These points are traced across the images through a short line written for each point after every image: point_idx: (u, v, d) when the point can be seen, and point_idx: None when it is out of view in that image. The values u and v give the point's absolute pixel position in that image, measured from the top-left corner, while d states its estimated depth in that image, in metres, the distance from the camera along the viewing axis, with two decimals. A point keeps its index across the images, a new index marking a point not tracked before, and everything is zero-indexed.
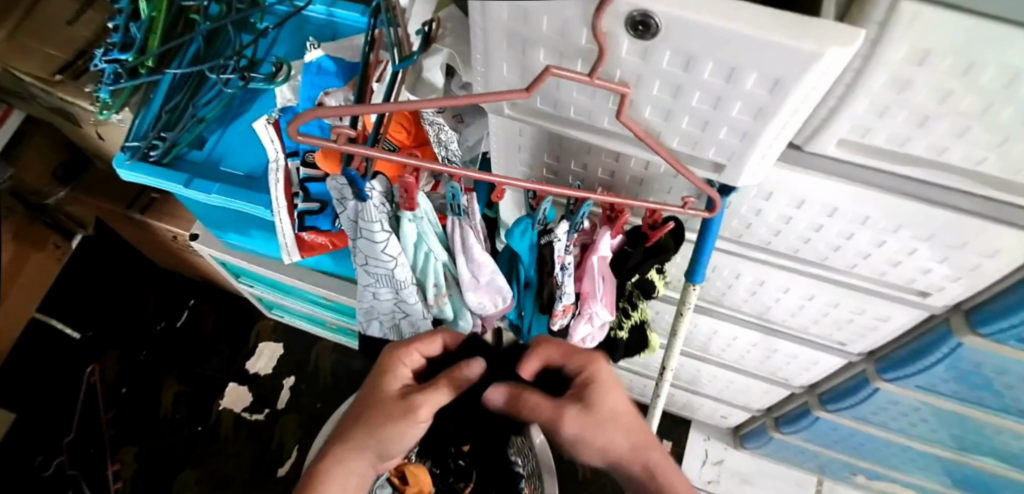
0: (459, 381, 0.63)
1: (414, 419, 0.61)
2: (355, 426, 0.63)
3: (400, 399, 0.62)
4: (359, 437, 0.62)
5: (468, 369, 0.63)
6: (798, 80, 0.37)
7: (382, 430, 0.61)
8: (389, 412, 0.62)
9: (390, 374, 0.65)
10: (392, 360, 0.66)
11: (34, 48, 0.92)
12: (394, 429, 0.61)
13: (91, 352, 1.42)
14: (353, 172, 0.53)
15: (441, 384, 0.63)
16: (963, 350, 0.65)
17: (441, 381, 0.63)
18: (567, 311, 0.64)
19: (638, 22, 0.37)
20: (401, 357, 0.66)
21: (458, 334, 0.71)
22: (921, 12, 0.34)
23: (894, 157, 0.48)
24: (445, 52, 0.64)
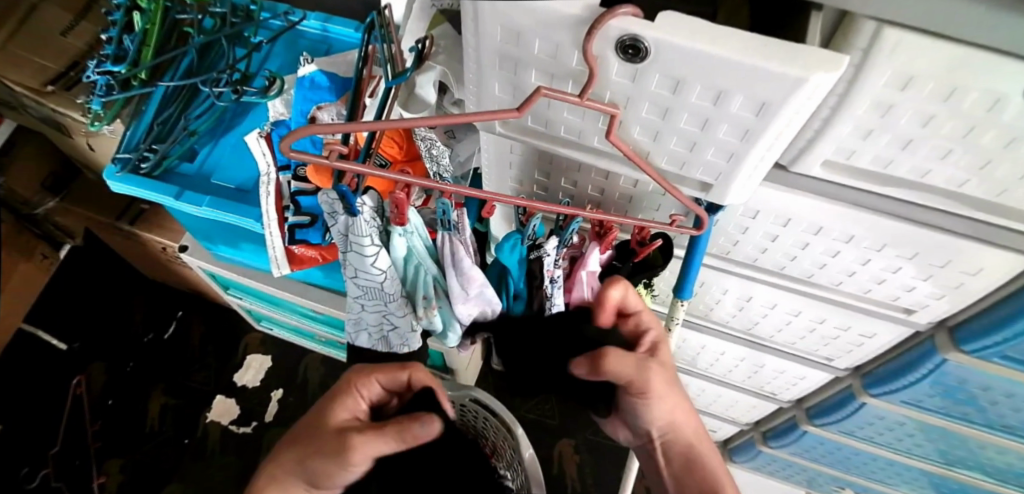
0: (410, 433, 0.59)
1: (346, 460, 0.57)
2: (296, 449, 0.60)
3: (339, 437, 0.58)
4: (292, 463, 0.59)
5: (420, 426, 0.59)
6: (783, 104, 0.38)
7: (314, 462, 0.58)
8: (327, 446, 0.58)
9: (339, 403, 0.62)
10: (346, 387, 0.62)
11: (26, 59, 0.92)
12: (325, 464, 0.58)
13: (75, 364, 1.35)
14: (343, 186, 0.52)
15: (387, 429, 0.58)
16: (948, 367, 0.65)
17: (388, 426, 0.59)
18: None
19: (628, 46, 0.38)
20: (357, 386, 0.62)
21: (428, 383, 0.65)
22: (902, 40, 0.35)
23: (877, 178, 0.49)
24: (437, 69, 0.64)
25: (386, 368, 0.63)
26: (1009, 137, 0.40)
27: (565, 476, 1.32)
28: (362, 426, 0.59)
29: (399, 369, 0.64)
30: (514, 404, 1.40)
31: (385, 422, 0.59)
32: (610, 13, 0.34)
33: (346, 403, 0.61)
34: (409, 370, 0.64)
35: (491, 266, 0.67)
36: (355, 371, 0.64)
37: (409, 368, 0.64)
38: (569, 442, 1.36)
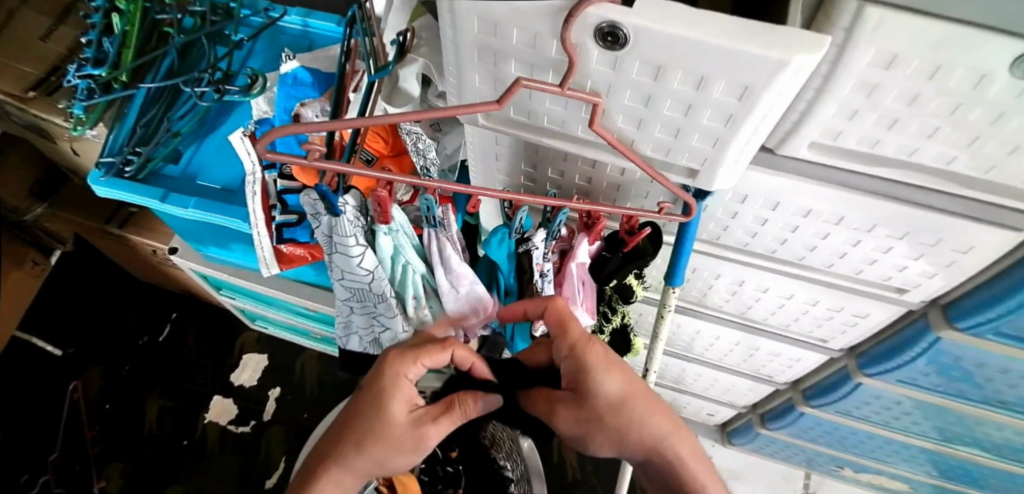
0: (471, 411, 0.59)
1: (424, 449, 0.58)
2: (361, 448, 0.57)
3: (411, 430, 0.57)
4: (365, 462, 0.57)
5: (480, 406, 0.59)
6: (766, 87, 0.38)
7: (388, 456, 0.57)
8: (400, 442, 0.57)
9: (391, 399, 0.57)
10: (395, 380, 0.57)
11: (5, 64, 0.90)
12: (402, 456, 0.58)
13: (72, 369, 1.40)
14: (324, 187, 0.52)
15: (454, 413, 0.59)
16: (943, 344, 0.66)
17: (452, 408, 0.59)
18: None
19: (607, 33, 0.37)
20: (404, 375, 0.58)
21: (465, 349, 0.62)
22: (884, 18, 0.34)
23: (865, 159, 0.48)
24: (420, 61, 0.64)
25: (431, 349, 0.58)
26: (997, 113, 0.40)
27: (565, 464, 1.33)
28: (428, 413, 0.58)
29: (445, 349, 0.59)
30: None
31: (449, 403, 0.59)
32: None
33: (400, 392, 0.58)
34: (449, 348, 0.59)
35: (480, 261, 0.68)
36: (394, 356, 0.58)
37: (453, 345, 0.59)
38: None
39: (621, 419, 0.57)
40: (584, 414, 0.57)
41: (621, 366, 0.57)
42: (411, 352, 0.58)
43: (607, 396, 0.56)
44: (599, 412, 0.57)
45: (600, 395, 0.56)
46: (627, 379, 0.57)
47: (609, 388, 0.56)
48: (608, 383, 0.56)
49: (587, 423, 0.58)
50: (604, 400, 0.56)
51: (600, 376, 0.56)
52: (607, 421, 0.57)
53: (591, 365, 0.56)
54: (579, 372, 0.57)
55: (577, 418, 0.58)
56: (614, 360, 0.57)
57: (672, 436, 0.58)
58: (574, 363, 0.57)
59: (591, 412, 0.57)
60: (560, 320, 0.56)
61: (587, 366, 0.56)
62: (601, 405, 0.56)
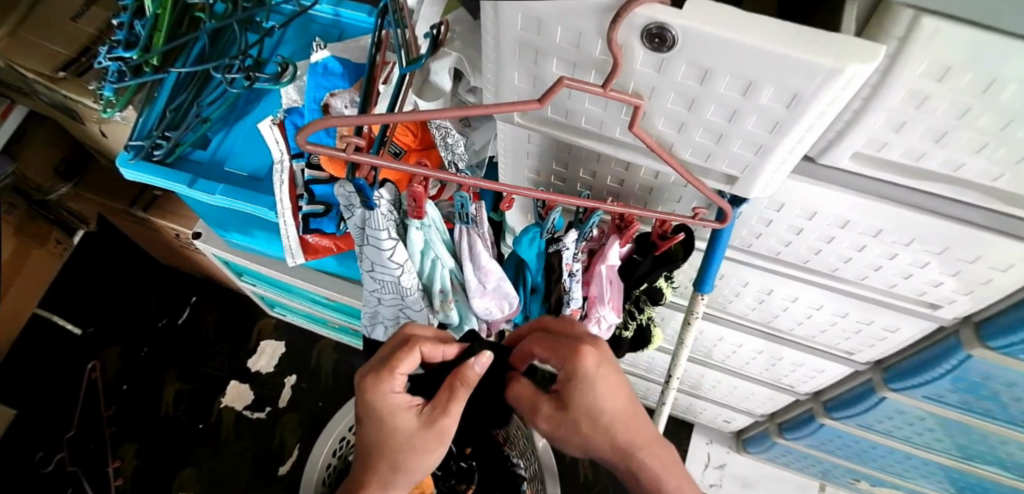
0: (471, 380, 0.57)
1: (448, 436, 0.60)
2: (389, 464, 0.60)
3: (426, 431, 0.58)
4: (402, 473, 0.60)
5: (476, 366, 0.56)
6: (815, 96, 0.37)
7: (419, 461, 0.59)
8: (421, 446, 0.58)
9: (396, 413, 0.59)
10: (384, 397, 0.59)
11: (38, 44, 0.91)
12: (437, 452, 0.60)
13: (92, 349, 1.43)
14: (359, 180, 0.53)
15: (458, 394, 0.58)
16: (973, 362, 0.64)
17: (457, 391, 0.58)
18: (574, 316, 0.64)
19: (654, 35, 0.36)
20: (389, 390, 0.59)
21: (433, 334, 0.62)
22: (939, 29, 0.34)
23: (908, 171, 0.47)
24: (452, 55, 0.63)
25: (400, 356, 0.59)
26: None
27: (577, 463, 1.33)
28: (434, 409, 0.59)
29: (412, 349, 0.59)
30: None
31: (448, 388, 0.58)
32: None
33: (398, 402, 0.59)
34: (416, 346, 0.60)
35: (507, 259, 0.67)
36: (373, 380, 0.59)
37: (418, 343, 0.60)
38: None
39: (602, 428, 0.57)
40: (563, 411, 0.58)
41: (609, 379, 0.55)
42: (384, 367, 0.59)
43: (591, 402, 0.55)
44: (577, 413, 0.57)
45: (583, 398, 0.56)
46: (610, 384, 0.55)
47: (587, 391, 0.55)
48: (594, 395, 0.55)
49: (568, 424, 0.58)
50: (584, 403, 0.56)
51: (587, 384, 0.55)
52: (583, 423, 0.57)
53: (587, 381, 0.54)
54: (570, 381, 0.56)
55: (559, 422, 0.59)
56: (608, 367, 0.55)
57: (644, 447, 0.58)
58: (566, 373, 0.55)
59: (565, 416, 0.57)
60: (557, 346, 0.57)
61: (579, 378, 0.55)
62: (580, 412, 0.56)
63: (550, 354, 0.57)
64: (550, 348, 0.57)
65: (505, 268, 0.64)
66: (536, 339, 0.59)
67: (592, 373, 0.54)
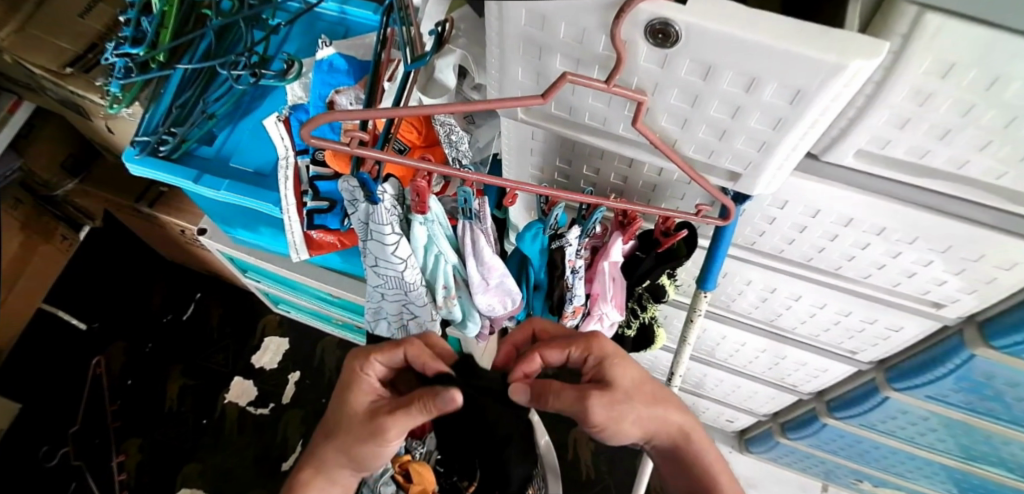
0: (433, 407, 0.55)
1: (383, 440, 0.59)
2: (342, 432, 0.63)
3: (366, 420, 0.60)
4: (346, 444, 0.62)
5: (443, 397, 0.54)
6: (818, 92, 0.37)
7: (354, 446, 0.61)
8: (358, 429, 0.60)
9: (354, 391, 0.63)
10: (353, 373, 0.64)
11: (45, 40, 0.92)
12: (369, 449, 0.60)
13: (97, 344, 1.44)
14: (365, 175, 0.53)
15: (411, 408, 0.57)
16: (976, 362, 0.64)
17: (409, 404, 0.57)
18: (577, 313, 0.65)
19: (658, 30, 0.37)
20: (361, 369, 0.64)
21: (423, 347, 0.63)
22: (943, 25, 0.34)
23: (912, 169, 0.47)
24: (457, 53, 0.63)
25: (383, 346, 0.64)
26: None
27: (579, 462, 1.33)
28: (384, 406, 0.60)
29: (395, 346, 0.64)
30: None
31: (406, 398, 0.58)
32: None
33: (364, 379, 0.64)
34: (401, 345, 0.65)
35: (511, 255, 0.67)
36: (354, 356, 0.65)
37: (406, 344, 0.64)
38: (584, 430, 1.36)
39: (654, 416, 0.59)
40: (615, 400, 0.55)
41: (628, 356, 0.59)
42: (364, 349, 0.65)
43: (630, 376, 0.58)
44: (630, 399, 0.57)
45: (619, 381, 0.57)
46: (636, 368, 0.59)
47: (626, 373, 0.57)
48: (627, 369, 0.58)
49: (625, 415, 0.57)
50: (627, 385, 0.57)
51: (616, 364, 0.57)
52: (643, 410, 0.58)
53: (617, 354, 0.58)
54: (598, 366, 0.58)
55: (614, 410, 0.55)
56: (619, 349, 0.59)
57: (676, 413, 0.61)
58: (596, 356, 0.58)
59: (625, 406, 0.56)
60: (570, 340, 0.59)
61: (610, 351, 0.58)
62: (628, 389, 0.57)
63: (566, 349, 0.59)
64: (562, 345, 0.58)
65: (510, 265, 0.65)
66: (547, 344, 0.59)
67: (609, 357, 0.58)
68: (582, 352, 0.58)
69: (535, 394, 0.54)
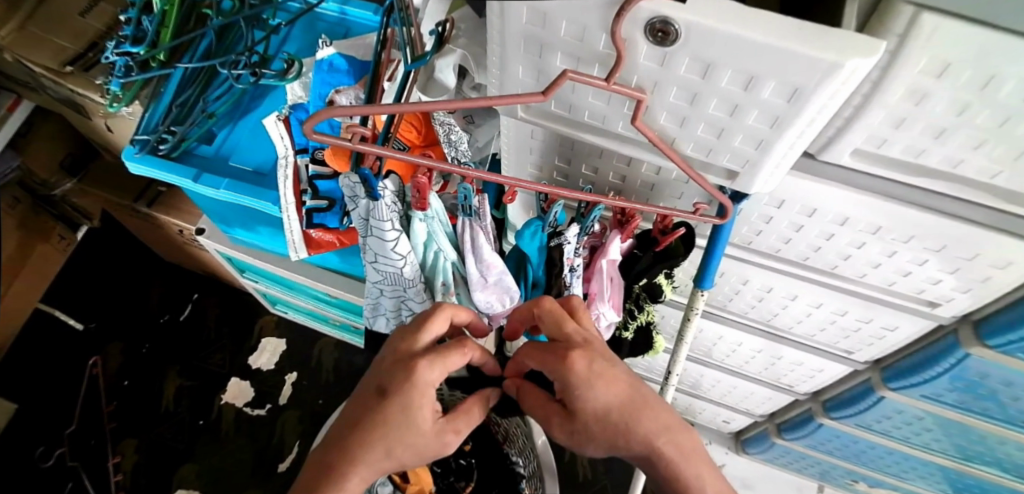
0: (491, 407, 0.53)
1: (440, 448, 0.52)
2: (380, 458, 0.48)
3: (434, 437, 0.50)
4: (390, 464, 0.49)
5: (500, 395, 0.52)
6: (816, 90, 0.37)
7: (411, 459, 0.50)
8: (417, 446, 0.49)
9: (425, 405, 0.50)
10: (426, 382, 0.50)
11: (45, 39, 0.92)
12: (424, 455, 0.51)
13: (93, 344, 1.43)
14: (365, 170, 0.55)
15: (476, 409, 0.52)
16: (971, 361, 0.65)
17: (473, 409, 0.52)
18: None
19: (658, 29, 0.37)
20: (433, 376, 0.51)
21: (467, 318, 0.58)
22: (939, 25, 0.34)
23: (907, 168, 0.48)
24: (457, 53, 0.63)
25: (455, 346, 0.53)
26: None
27: (576, 463, 1.33)
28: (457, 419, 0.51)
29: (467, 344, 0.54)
30: None
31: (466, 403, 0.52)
32: None
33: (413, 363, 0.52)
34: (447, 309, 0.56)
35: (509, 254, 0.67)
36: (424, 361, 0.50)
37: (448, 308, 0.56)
38: None
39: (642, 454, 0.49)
40: (579, 430, 0.51)
41: (607, 373, 0.49)
42: (439, 357, 0.51)
43: (596, 404, 0.49)
44: (597, 432, 0.49)
45: (589, 409, 0.49)
46: (619, 391, 0.49)
47: (597, 400, 0.49)
48: (594, 394, 0.49)
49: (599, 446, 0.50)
50: (593, 416, 0.49)
51: (584, 390, 0.49)
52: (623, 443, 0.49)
53: (586, 378, 0.49)
54: (566, 391, 0.50)
55: (574, 434, 0.51)
56: (601, 366, 0.50)
57: (672, 436, 0.48)
58: (560, 381, 0.50)
59: (592, 438, 0.50)
60: (546, 355, 0.53)
61: (571, 380, 0.49)
62: (590, 418, 0.49)
63: (540, 364, 0.53)
64: (539, 359, 0.53)
65: (508, 262, 0.65)
66: (527, 351, 0.55)
67: (582, 379, 0.49)
68: (553, 372, 0.51)
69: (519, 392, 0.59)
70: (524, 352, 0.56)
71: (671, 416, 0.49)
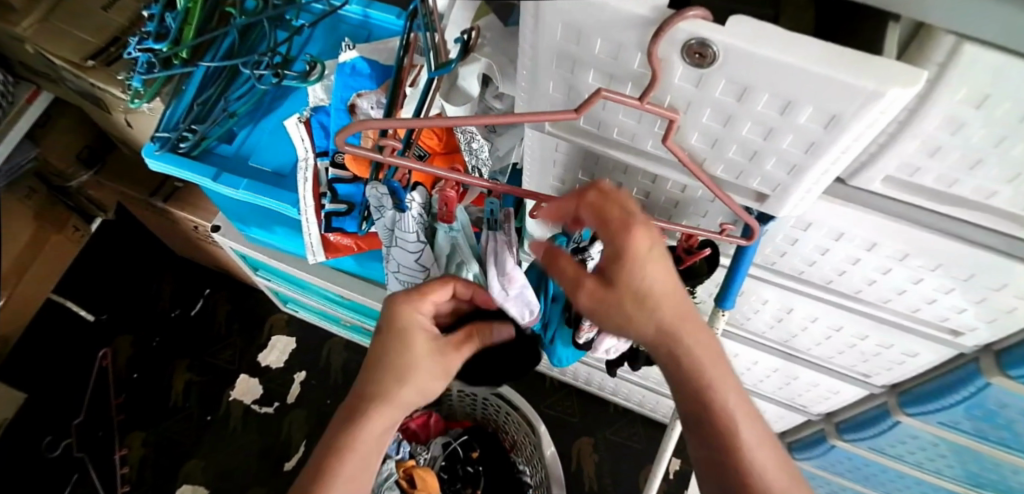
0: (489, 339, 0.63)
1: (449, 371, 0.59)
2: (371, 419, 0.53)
3: (435, 358, 0.57)
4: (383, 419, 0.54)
5: (499, 332, 0.63)
6: (856, 118, 0.37)
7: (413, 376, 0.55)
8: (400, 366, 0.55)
9: (412, 332, 0.56)
10: (409, 315, 0.56)
11: (68, 33, 0.92)
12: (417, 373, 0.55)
13: (103, 336, 1.44)
14: (393, 184, 0.58)
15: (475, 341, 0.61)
16: (991, 390, 0.64)
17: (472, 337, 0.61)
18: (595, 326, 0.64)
19: (695, 50, 0.36)
20: (415, 310, 0.56)
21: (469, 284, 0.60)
22: (982, 56, 0.34)
23: (938, 196, 0.47)
24: (483, 61, 0.61)
25: (435, 285, 0.57)
26: None
27: (582, 473, 1.32)
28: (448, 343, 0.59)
29: (447, 282, 0.58)
30: (536, 398, 1.41)
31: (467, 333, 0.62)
32: (678, 16, 0.33)
33: (417, 333, 0.56)
34: (452, 282, 0.58)
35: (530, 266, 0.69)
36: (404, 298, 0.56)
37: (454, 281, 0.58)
38: (588, 440, 1.36)
39: (666, 352, 0.48)
40: (610, 305, 0.46)
41: (660, 254, 0.45)
42: (416, 290, 0.56)
43: (641, 282, 0.45)
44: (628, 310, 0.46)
45: (631, 285, 0.45)
46: (666, 279, 0.45)
47: (644, 282, 0.44)
48: (643, 272, 0.44)
49: (624, 329, 0.47)
50: (633, 294, 0.45)
51: (639, 266, 0.44)
52: (652, 330, 0.46)
53: (643, 256, 0.44)
54: (614, 260, 0.45)
55: (603, 306, 0.46)
56: (659, 249, 0.44)
57: (691, 331, 0.47)
58: (612, 252, 0.44)
59: (624, 319, 0.46)
60: (601, 201, 0.45)
61: (628, 250, 0.43)
62: (628, 292, 0.45)
63: (592, 215, 0.45)
64: (597, 217, 0.45)
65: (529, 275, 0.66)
66: (582, 203, 0.45)
67: (638, 254, 0.44)
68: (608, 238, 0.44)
69: (547, 257, 0.48)
70: (577, 205, 0.46)
71: (700, 317, 0.47)
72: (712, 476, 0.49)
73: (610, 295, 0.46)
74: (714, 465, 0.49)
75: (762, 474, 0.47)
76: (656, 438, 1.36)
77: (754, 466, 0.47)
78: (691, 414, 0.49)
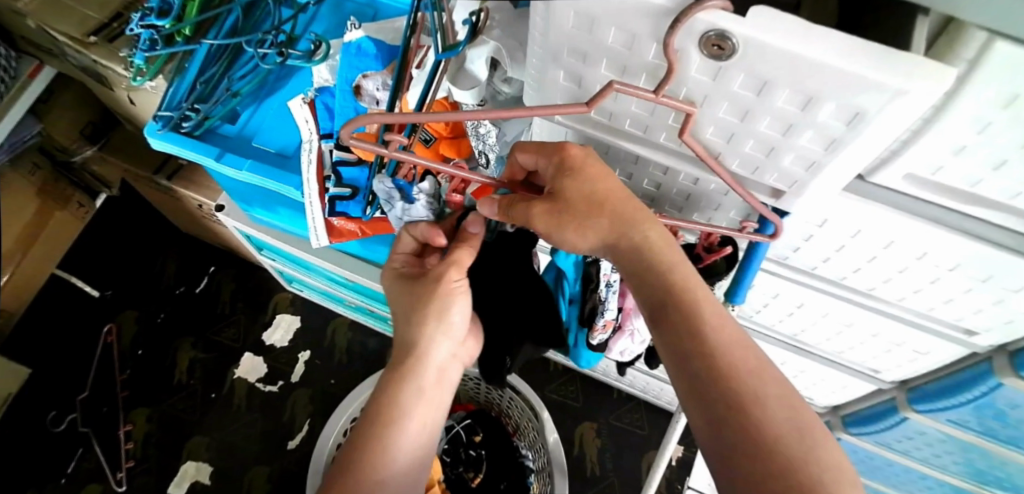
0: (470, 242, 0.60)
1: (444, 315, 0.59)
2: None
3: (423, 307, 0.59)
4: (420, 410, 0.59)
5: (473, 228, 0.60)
6: (880, 116, 0.35)
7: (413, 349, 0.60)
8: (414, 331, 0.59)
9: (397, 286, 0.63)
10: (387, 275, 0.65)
11: (68, 6, 0.90)
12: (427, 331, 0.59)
13: (109, 312, 1.46)
14: (400, 181, 0.64)
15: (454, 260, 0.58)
16: (1003, 391, 0.63)
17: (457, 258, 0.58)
18: (609, 327, 0.67)
19: (713, 42, 0.34)
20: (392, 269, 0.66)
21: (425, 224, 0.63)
22: (1014, 54, 0.32)
23: (961, 196, 0.46)
24: (492, 44, 0.59)
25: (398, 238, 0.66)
26: None
27: (585, 459, 1.33)
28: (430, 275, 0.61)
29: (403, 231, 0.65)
30: (539, 383, 1.42)
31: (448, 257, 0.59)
32: (697, 5, 0.30)
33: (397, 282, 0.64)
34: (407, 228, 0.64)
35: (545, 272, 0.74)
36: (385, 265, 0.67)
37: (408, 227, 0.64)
38: (590, 426, 1.37)
39: (630, 246, 0.48)
40: (561, 214, 0.48)
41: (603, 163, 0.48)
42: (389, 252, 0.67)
43: (586, 188, 0.47)
44: (584, 216, 0.48)
45: (574, 192, 0.47)
46: (612, 191, 0.48)
47: (589, 192, 0.47)
48: (585, 180, 0.47)
49: (580, 230, 0.48)
50: (577, 198, 0.47)
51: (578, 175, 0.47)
52: (608, 223, 0.47)
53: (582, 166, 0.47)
54: (555, 174, 0.48)
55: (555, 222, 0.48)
56: (596, 158, 0.48)
57: (646, 223, 0.48)
58: (556, 167, 0.48)
59: (576, 220, 0.48)
60: (543, 145, 0.50)
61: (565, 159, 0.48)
62: (575, 197, 0.47)
63: (535, 155, 0.50)
64: (536, 147, 0.50)
65: None
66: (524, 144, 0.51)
67: (573, 165, 0.47)
68: (547, 159, 0.49)
69: (504, 207, 0.51)
70: (519, 146, 0.52)
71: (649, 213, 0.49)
72: (704, 406, 0.45)
73: (560, 203, 0.48)
74: (705, 389, 0.45)
75: (759, 400, 0.43)
76: (659, 425, 1.37)
77: (748, 393, 0.44)
78: (671, 340, 0.47)
